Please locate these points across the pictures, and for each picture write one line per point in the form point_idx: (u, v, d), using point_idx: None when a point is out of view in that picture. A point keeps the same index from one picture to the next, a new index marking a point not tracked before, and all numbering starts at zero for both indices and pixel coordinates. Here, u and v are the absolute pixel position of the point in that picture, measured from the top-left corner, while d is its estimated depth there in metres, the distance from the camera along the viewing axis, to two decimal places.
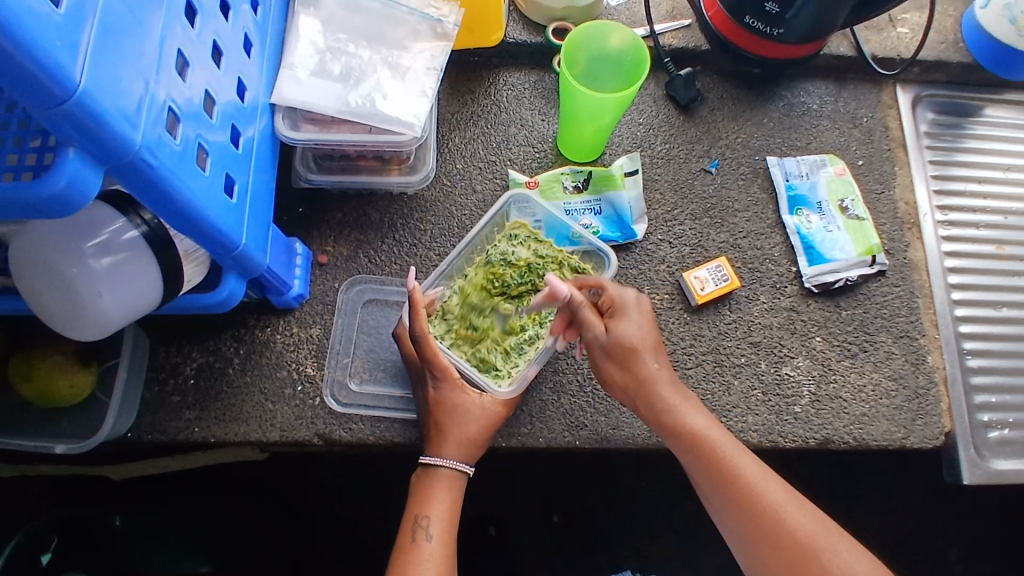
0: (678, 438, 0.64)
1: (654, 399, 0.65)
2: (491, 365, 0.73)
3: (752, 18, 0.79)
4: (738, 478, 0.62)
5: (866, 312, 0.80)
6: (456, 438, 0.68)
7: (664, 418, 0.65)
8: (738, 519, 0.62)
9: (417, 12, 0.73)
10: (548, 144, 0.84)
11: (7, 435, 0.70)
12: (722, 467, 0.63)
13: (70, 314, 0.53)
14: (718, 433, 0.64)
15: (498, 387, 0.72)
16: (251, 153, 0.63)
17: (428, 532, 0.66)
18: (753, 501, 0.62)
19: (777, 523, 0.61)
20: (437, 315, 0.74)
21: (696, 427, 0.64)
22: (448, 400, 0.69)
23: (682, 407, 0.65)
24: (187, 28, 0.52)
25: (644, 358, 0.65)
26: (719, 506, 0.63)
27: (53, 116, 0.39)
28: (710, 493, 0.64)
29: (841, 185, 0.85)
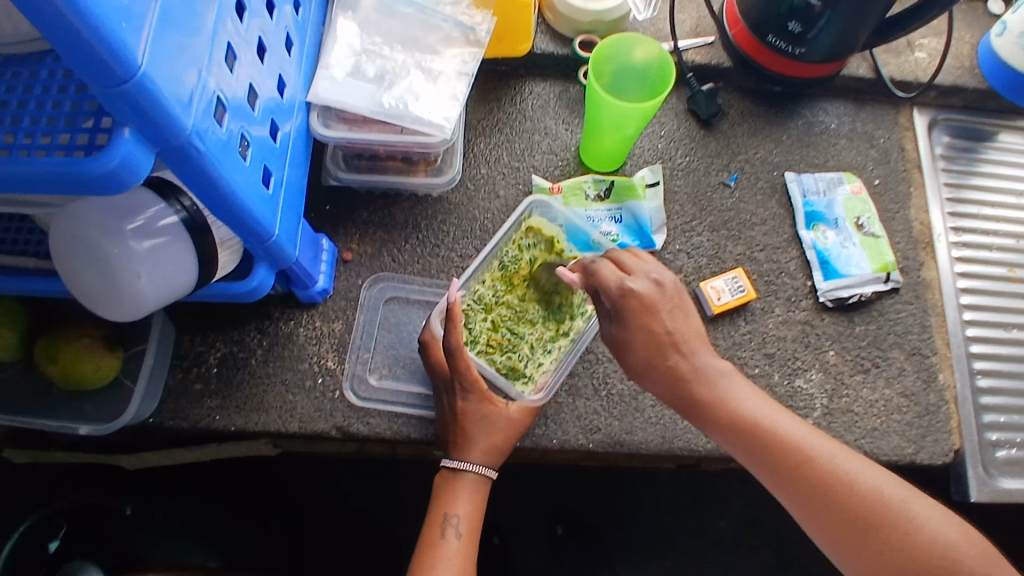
0: (716, 421, 0.64)
1: (682, 387, 0.65)
2: (518, 372, 0.75)
3: (775, 37, 0.81)
4: (784, 447, 0.61)
5: (879, 328, 0.82)
6: (482, 445, 0.69)
7: (698, 401, 0.65)
8: (793, 488, 0.61)
9: (451, 19, 0.76)
10: (570, 152, 0.86)
11: (32, 415, 0.71)
12: (767, 439, 0.62)
13: (109, 293, 0.55)
14: (760, 408, 0.64)
15: (522, 395, 0.74)
16: (287, 148, 0.65)
17: (456, 530, 0.68)
18: (803, 467, 0.60)
19: (837, 485, 0.59)
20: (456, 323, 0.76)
21: (735, 402, 0.64)
22: (475, 411, 0.69)
23: (718, 386, 0.65)
24: (237, 22, 0.54)
25: (666, 351, 0.65)
26: (773, 481, 0.62)
27: (113, 95, 0.41)
28: (758, 470, 0.63)
29: (857, 203, 0.86)
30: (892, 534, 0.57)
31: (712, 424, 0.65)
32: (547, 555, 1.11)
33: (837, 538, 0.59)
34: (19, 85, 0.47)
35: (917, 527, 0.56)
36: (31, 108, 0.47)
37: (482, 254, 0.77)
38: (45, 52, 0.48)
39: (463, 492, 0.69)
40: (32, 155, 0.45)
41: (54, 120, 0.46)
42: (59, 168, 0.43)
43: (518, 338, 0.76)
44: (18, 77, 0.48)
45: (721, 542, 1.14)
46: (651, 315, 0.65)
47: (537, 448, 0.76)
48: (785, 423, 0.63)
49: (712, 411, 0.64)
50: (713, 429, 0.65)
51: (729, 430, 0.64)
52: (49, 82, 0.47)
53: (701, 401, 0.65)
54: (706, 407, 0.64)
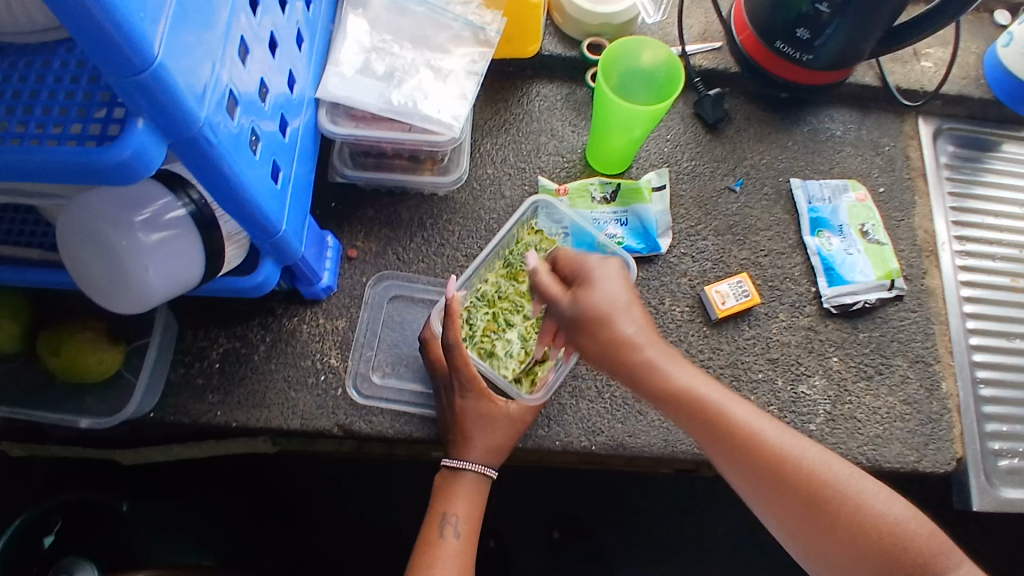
0: (672, 401, 0.61)
1: (639, 361, 0.62)
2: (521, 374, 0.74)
3: (783, 43, 0.81)
4: (740, 431, 0.60)
5: (883, 335, 0.82)
6: (482, 445, 0.69)
7: (651, 375, 0.61)
8: (749, 470, 0.60)
9: (461, 19, 0.76)
10: (576, 154, 0.86)
11: (32, 408, 0.71)
12: (713, 419, 0.61)
13: (114, 284, 0.54)
14: (712, 390, 0.62)
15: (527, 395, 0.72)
16: (295, 143, 0.65)
17: (456, 529, 0.67)
18: (759, 450, 0.60)
19: (780, 465, 0.60)
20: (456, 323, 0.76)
21: (681, 378, 0.62)
22: (475, 411, 0.69)
23: (665, 361, 0.62)
24: (250, 16, 0.54)
25: (615, 319, 0.62)
26: (728, 464, 0.61)
27: (128, 86, 0.41)
28: (710, 448, 0.62)
29: (863, 210, 0.87)
30: (841, 510, 0.58)
31: (667, 403, 0.62)
32: (545, 558, 1.10)
33: (794, 518, 0.60)
34: (33, 74, 0.47)
35: (866, 508, 0.58)
36: (43, 97, 0.47)
37: (484, 253, 0.77)
38: (59, 42, 0.48)
39: (464, 492, 0.68)
40: (43, 144, 0.44)
41: (66, 110, 0.46)
42: (70, 157, 0.43)
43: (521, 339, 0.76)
44: (32, 67, 0.48)
45: (718, 548, 1.14)
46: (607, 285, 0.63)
47: (539, 449, 0.76)
48: (737, 406, 0.62)
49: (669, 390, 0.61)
50: (668, 410, 0.62)
51: (675, 407, 0.61)
52: (62, 72, 0.48)
53: (648, 372, 0.62)
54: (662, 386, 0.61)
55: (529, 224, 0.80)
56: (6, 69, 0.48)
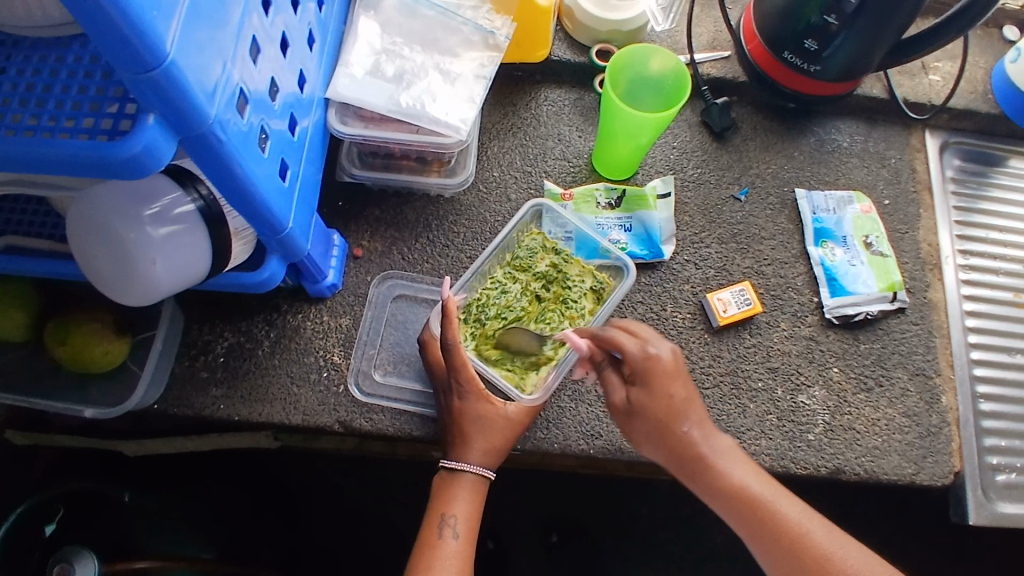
0: (722, 495, 0.65)
1: (701, 456, 0.65)
2: (518, 375, 0.74)
3: (790, 54, 0.82)
4: (787, 528, 0.63)
5: (884, 347, 0.82)
6: (481, 446, 0.69)
7: (706, 472, 0.65)
8: (786, 565, 0.63)
9: (471, 23, 0.77)
10: (583, 159, 0.87)
11: (38, 396, 0.72)
12: (764, 514, 0.64)
13: (122, 279, 0.55)
14: (761, 486, 0.65)
15: (523, 395, 0.72)
16: (304, 142, 0.66)
17: (455, 530, 0.67)
18: (802, 549, 0.62)
19: (825, 563, 0.62)
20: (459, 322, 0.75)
21: (734, 477, 0.65)
22: (474, 410, 0.69)
23: (721, 463, 0.65)
24: (262, 16, 0.55)
25: (676, 422, 0.65)
26: (765, 556, 0.64)
27: (140, 82, 0.42)
28: (758, 544, 0.64)
29: (867, 222, 0.87)
30: None
31: (717, 497, 0.65)
32: (541, 561, 1.11)
33: None
34: (46, 69, 0.49)
35: None
36: (56, 91, 0.48)
37: (481, 256, 0.78)
38: (73, 37, 0.49)
39: (462, 492, 0.69)
40: (54, 137, 0.45)
41: (78, 104, 0.47)
42: (82, 151, 0.44)
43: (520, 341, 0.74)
44: (47, 61, 0.49)
45: (716, 558, 1.14)
46: (665, 382, 0.64)
47: (537, 451, 0.76)
48: (784, 502, 0.65)
49: (717, 485, 0.65)
50: (718, 503, 0.65)
51: (727, 502, 0.65)
52: (76, 67, 0.49)
53: (704, 467, 0.65)
54: (714, 482, 0.65)
55: (531, 227, 0.80)
56: (21, 62, 0.49)
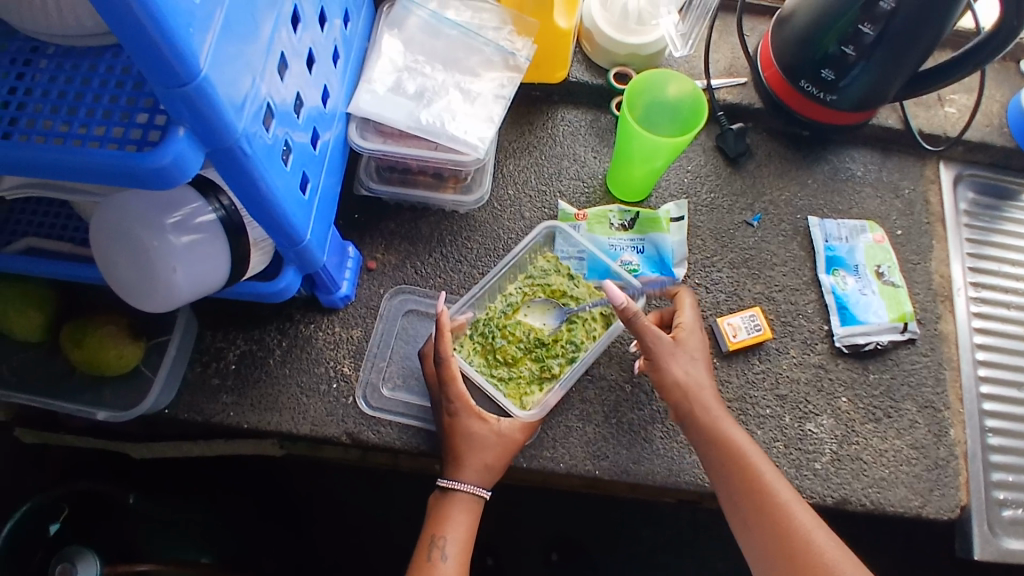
0: (719, 450, 0.69)
1: (711, 409, 0.70)
2: (519, 392, 0.74)
3: (807, 83, 0.82)
4: (771, 494, 0.67)
5: (893, 378, 0.81)
6: (473, 464, 0.69)
7: (710, 426, 0.70)
8: (760, 527, 0.66)
9: (493, 44, 0.77)
10: (597, 180, 0.87)
11: (51, 397, 0.73)
12: (751, 475, 0.67)
13: (144, 285, 0.56)
14: (756, 452, 0.69)
15: (521, 412, 0.72)
16: (325, 155, 0.67)
17: (444, 552, 0.68)
18: (781, 515, 0.66)
19: (798, 534, 0.65)
20: (464, 336, 0.76)
21: (734, 438, 0.69)
22: (465, 427, 0.70)
23: (725, 422, 0.70)
24: (291, 33, 0.56)
25: (703, 368, 0.73)
26: (743, 518, 0.67)
27: (173, 96, 0.43)
28: (739, 505, 0.67)
29: (879, 251, 0.87)
30: None
31: (714, 449, 0.69)
32: None
33: None
34: (78, 77, 0.50)
35: None
36: (87, 100, 0.49)
37: (489, 275, 0.78)
38: (106, 48, 0.51)
39: (455, 512, 0.69)
40: (84, 145, 0.46)
41: (108, 114, 0.48)
42: (110, 161, 0.45)
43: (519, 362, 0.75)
44: (81, 70, 0.50)
45: None
46: (702, 336, 0.74)
47: (543, 470, 0.76)
48: (773, 472, 0.68)
49: (718, 441, 0.69)
50: (714, 457, 0.69)
51: (722, 458, 0.68)
52: (107, 77, 0.50)
53: (709, 421, 0.70)
54: (714, 436, 0.69)
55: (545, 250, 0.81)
56: (53, 70, 0.50)
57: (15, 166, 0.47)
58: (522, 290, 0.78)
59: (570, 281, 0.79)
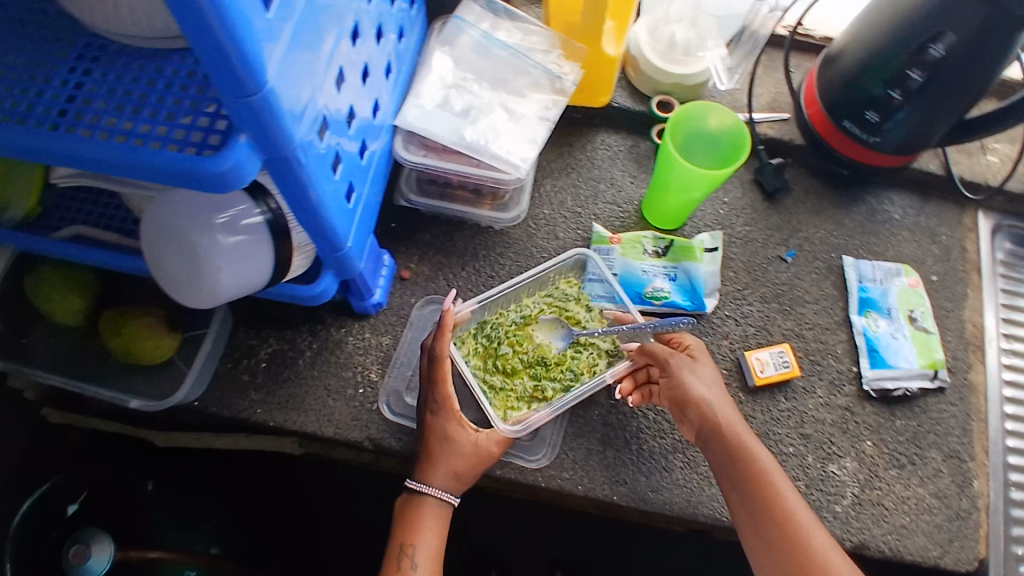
0: (737, 462, 0.67)
1: (730, 424, 0.69)
2: (506, 405, 0.74)
3: (850, 123, 0.82)
4: (788, 512, 0.65)
5: (920, 426, 0.80)
6: (444, 470, 0.69)
7: (730, 439, 0.68)
8: (775, 545, 0.64)
9: (541, 66, 0.78)
10: (632, 206, 0.88)
11: (85, 381, 0.75)
12: (769, 491, 0.66)
13: (189, 281, 0.57)
14: (776, 469, 0.67)
15: (501, 424, 0.71)
16: (370, 165, 0.69)
17: (412, 560, 0.67)
18: (797, 534, 0.63)
19: (815, 554, 0.62)
20: (473, 336, 0.77)
21: (753, 453, 0.68)
22: (443, 431, 0.69)
23: (746, 437, 0.69)
24: (351, 47, 0.58)
25: (721, 389, 0.72)
26: (757, 535, 0.65)
27: (239, 106, 0.44)
28: (753, 521, 0.65)
29: (913, 296, 0.86)
30: None
31: (732, 462, 0.68)
32: None
33: None
34: (145, 77, 0.51)
35: None
36: (152, 100, 0.50)
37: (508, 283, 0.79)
38: (174, 51, 0.52)
39: (424, 519, 0.69)
40: (146, 145, 0.48)
41: (171, 116, 0.49)
42: (171, 163, 0.46)
43: (518, 376, 0.75)
44: (148, 70, 0.52)
45: None
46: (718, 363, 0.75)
47: (560, 491, 0.76)
48: (792, 491, 0.66)
49: (737, 454, 0.68)
50: (731, 470, 0.68)
51: (739, 471, 0.67)
52: (173, 79, 0.51)
53: (730, 434, 0.69)
54: (733, 448, 0.68)
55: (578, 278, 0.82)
56: (121, 69, 0.52)
57: (76, 160, 0.48)
58: (540, 305, 0.79)
59: (586, 311, 0.79)
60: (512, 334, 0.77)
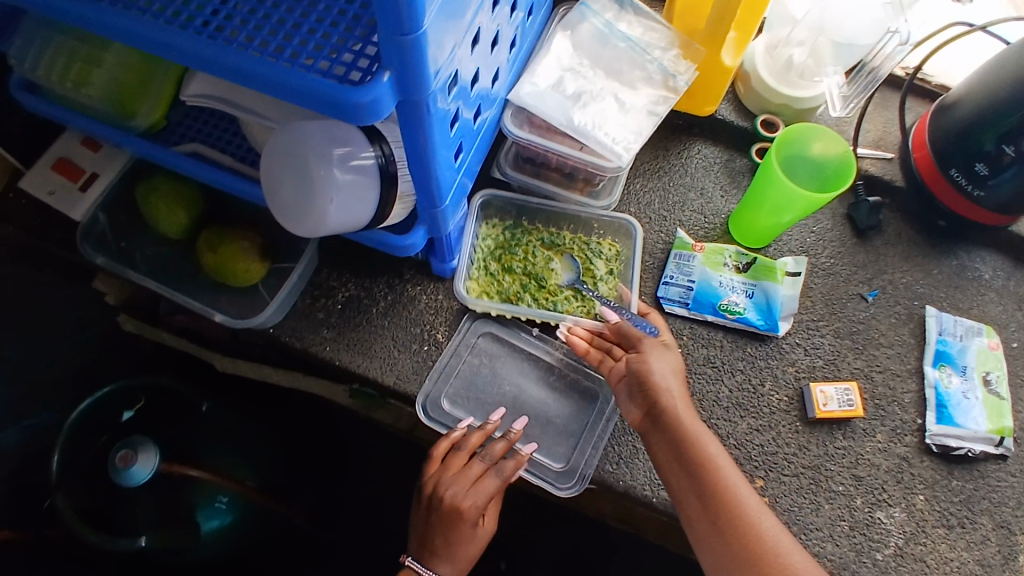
0: (686, 452, 0.67)
1: (682, 413, 0.69)
2: (483, 290, 0.82)
3: (957, 172, 0.81)
4: (734, 501, 0.65)
5: (976, 490, 0.78)
6: (457, 564, 0.81)
7: (680, 427, 0.68)
8: (722, 533, 0.64)
9: (657, 64, 0.79)
10: (719, 218, 0.88)
11: (176, 291, 0.79)
12: (717, 481, 0.66)
13: (300, 208, 0.60)
14: (723, 459, 0.68)
15: (462, 295, 0.80)
16: (479, 133, 0.70)
17: None
18: (743, 522, 0.64)
19: (761, 542, 0.64)
20: (502, 228, 0.87)
21: (702, 441, 0.68)
22: (468, 536, 0.80)
23: (696, 426, 0.69)
24: (489, 12, 0.60)
25: (676, 378, 0.72)
26: (704, 522, 0.66)
27: (391, 43, 0.46)
28: (701, 511, 0.66)
29: (991, 358, 0.83)
30: None
31: (681, 451, 0.68)
32: None
33: None
34: (300, 10, 0.54)
35: None
36: (303, 30, 0.53)
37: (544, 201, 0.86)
38: None
39: None
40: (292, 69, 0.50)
41: (319, 47, 0.51)
42: (316, 88, 0.48)
43: (512, 278, 0.83)
44: (303, 4, 0.54)
45: None
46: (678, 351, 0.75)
47: (602, 483, 0.75)
48: (740, 480, 0.67)
49: (687, 444, 0.68)
50: (679, 459, 0.68)
51: (688, 461, 0.67)
52: (324, 15, 0.54)
53: (680, 424, 0.69)
54: (682, 437, 0.68)
55: (611, 263, 0.85)
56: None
57: (223, 68, 0.50)
58: (571, 244, 0.85)
59: (605, 273, 0.84)
60: (529, 246, 0.85)
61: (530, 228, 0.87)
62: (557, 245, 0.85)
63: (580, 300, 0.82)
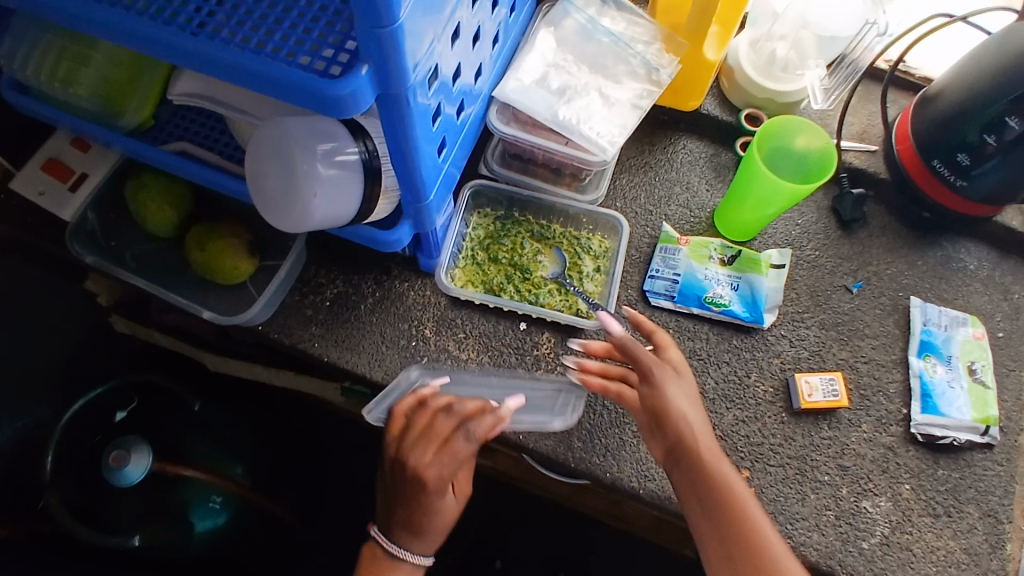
0: (706, 483, 0.67)
1: (701, 445, 0.69)
2: (467, 279, 0.84)
3: (940, 163, 0.81)
4: (754, 532, 0.65)
5: (962, 479, 0.78)
6: (426, 539, 0.77)
7: (700, 459, 0.68)
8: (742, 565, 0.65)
9: (641, 57, 0.80)
10: (704, 212, 0.88)
11: (164, 289, 0.79)
12: (737, 512, 0.66)
13: (283, 201, 0.60)
14: (743, 490, 0.68)
15: (444, 284, 0.82)
16: (463, 128, 0.71)
17: None
18: (763, 555, 0.64)
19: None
20: (494, 217, 0.89)
21: (722, 473, 0.68)
22: (434, 506, 0.75)
23: (715, 457, 0.69)
24: (470, 7, 0.61)
25: (693, 408, 0.72)
26: (723, 553, 0.65)
27: (369, 36, 0.47)
28: (720, 543, 0.66)
29: (975, 348, 0.84)
30: None
31: (700, 482, 0.67)
32: None
33: None
34: (281, 5, 0.54)
35: None
36: (284, 25, 0.53)
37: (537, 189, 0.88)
38: None
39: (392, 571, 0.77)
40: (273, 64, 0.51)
41: (300, 42, 0.52)
42: (296, 81, 0.49)
43: (497, 269, 0.85)
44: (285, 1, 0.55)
45: None
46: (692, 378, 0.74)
47: (589, 475, 0.75)
48: (760, 512, 0.67)
49: (708, 476, 0.67)
50: (699, 491, 0.67)
51: (709, 493, 0.67)
52: (306, 10, 0.54)
53: (700, 456, 0.68)
54: (702, 468, 0.68)
55: (597, 259, 0.86)
56: None
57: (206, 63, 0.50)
58: (560, 239, 0.87)
59: (592, 269, 0.86)
60: (517, 237, 0.87)
61: (520, 220, 0.88)
62: (545, 239, 0.87)
63: (563, 294, 0.83)
